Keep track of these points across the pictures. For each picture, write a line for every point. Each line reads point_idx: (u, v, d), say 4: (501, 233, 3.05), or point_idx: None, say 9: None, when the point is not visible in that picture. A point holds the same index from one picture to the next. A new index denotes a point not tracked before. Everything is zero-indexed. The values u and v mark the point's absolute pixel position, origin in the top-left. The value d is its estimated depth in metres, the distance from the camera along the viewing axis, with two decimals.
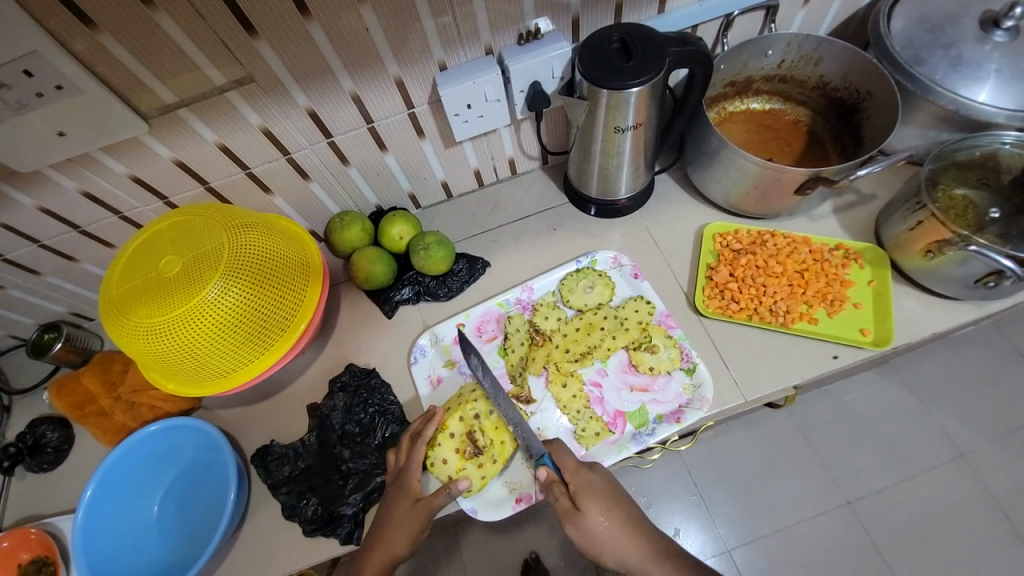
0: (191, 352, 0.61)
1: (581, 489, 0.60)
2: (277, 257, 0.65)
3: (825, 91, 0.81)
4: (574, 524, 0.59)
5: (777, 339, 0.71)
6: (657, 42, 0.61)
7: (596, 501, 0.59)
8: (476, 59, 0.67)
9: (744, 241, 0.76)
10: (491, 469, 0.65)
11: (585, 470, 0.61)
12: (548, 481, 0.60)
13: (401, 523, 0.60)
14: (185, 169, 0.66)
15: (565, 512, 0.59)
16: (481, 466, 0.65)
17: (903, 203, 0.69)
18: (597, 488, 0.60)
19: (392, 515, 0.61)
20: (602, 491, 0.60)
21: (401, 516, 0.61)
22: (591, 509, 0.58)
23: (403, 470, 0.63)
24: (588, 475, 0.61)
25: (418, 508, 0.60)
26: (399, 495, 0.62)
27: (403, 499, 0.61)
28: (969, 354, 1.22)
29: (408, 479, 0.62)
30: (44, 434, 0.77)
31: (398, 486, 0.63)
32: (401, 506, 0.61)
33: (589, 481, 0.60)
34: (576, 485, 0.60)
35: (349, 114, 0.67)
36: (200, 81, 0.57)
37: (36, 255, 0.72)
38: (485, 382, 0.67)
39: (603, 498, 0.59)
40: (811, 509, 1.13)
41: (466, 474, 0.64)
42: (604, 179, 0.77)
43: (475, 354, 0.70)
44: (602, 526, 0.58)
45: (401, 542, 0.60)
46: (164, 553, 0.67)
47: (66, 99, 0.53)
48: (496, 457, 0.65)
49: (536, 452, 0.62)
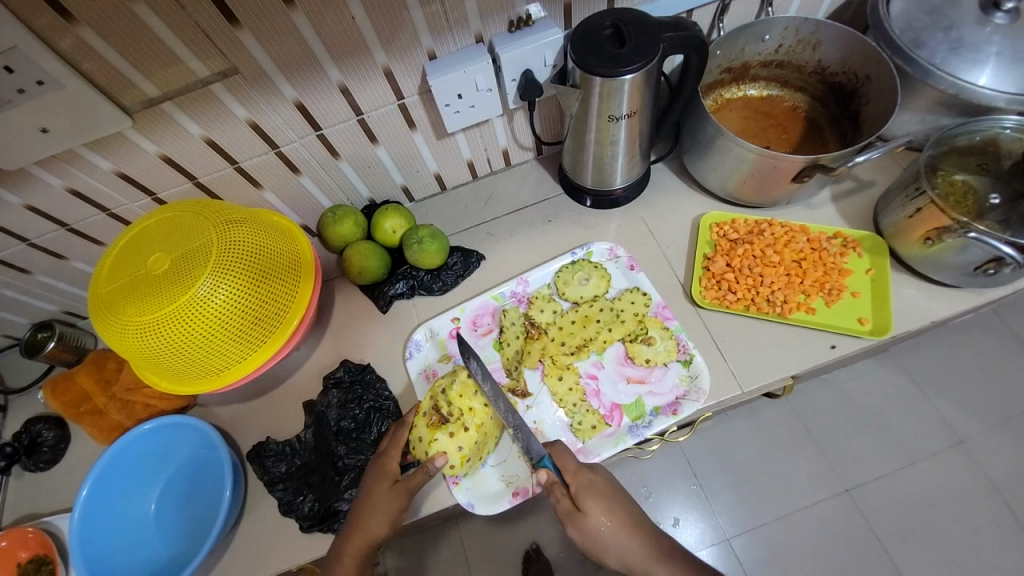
0: (183, 350, 0.60)
1: (582, 490, 0.59)
2: (268, 252, 0.64)
3: (823, 76, 0.80)
4: (576, 526, 0.59)
5: (775, 329, 0.70)
6: (650, 28, 0.59)
7: (596, 501, 0.59)
8: (466, 48, 0.65)
9: (742, 230, 0.75)
10: (465, 437, 0.62)
11: (585, 471, 0.61)
12: (550, 483, 0.59)
13: (379, 505, 0.59)
14: (172, 165, 0.65)
15: (567, 513, 0.59)
16: (453, 434, 0.62)
17: (902, 190, 0.68)
18: (598, 488, 0.60)
19: (369, 497, 0.60)
20: (603, 491, 0.60)
21: (379, 498, 0.60)
22: (593, 510, 0.58)
23: (383, 453, 0.63)
24: (589, 476, 0.60)
25: (396, 488, 0.60)
26: (377, 476, 0.62)
27: (382, 480, 0.61)
28: (967, 341, 1.21)
29: (388, 461, 0.62)
30: (40, 433, 0.77)
31: (376, 468, 0.62)
32: (379, 488, 0.61)
33: (590, 482, 0.60)
34: (577, 485, 0.59)
35: (338, 106, 0.65)
36: (184, 74, 0.56)
37: (25, 255, 0.71)
38: (486, 387, 0.65)
39: (603, 497, 0.59)
40: (810, 497, 1.13)
41: (442, 448, 0.61)
42: (598, 169, 0.76)
43: (474, 358, 0.66)
44: (605, 525, 0.58)
45: (379, 524, 0.59)
46: (162, 551, 0.67)
47: (47, 95, 0.52)
48: (468, 423, 0.63)
49: (537, 455, 0.61)
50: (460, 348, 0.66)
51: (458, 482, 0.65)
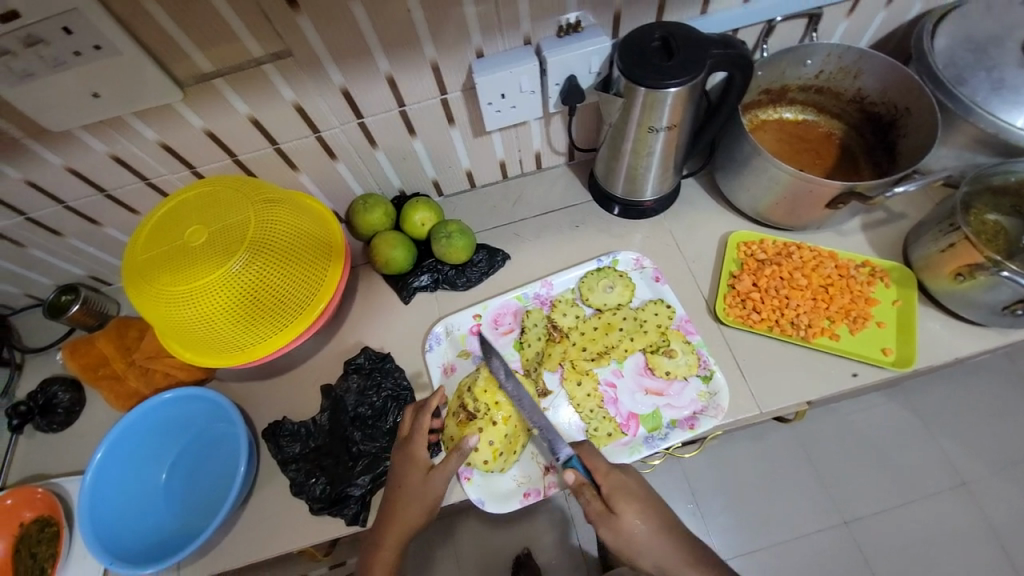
0: (211, 324, 0.61)
1: (615, 492, 0.58)
2: (301, 235, 0.65)
3: (862, 105, 0.80)
4: (608, 526, 0.58)
5: (797, 352, 0.70)
6: (700, 42, 0.59)
7: (631, 502, 0.58)
8: (514, 49, 0.66)
9: (770, 251, 0.75)
10: (494, 431, 0.63)
11: (617, 472, 0.60)
12: (578, 484, 0.59)
13: (417, 494, 0.60)
14: (215, 141, 0.66)
15: (599, 515, 0.58)
16: (482, 430, 0.63)
17: (935, 224, 0.68)
18: (631, 491, 0.59)
19: (405, 487, 0.60)
20: (638, 494, 0.59)
21: (415, 488, 0.60)
22: (626, 512, 0.57)
23: (408, 441, 0.62)
24: (621, 477, 0.59)
25: (432, 477, 0.60)
26: (409, 467, 0.61)
27: (415, 469, 0.60)
28: (978, 382, 1.20)
29: (416, 450, 0.61)
30: (55, 395, 0.78)
31: (405, 457, 0.61)
32: (413, 479, 0.60)
33: (622, 483, 0.59)
34: (610, 487, 0.58)
35: (381, 95, 0.66)
36: (239, 52, 0.56)
37: (60, 216, 0.72)
38: (508, 387, 0.65)
39: (637, 501, 0.58)
40: (808, 526, 1.13)
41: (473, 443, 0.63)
42: (630, 179, 0.76)
43: (497, 356, 0.66)
44: (639, 529, 0.57)
45: (418, 512, 0.60)
46: (170, 520, 0.68)
47: (103, 59, 0.53)
48: (496, 418, 0.64)
49: (564, 455, 0.61)
50: (481, 347, 0.67)
51: (469, 478, 0.66)
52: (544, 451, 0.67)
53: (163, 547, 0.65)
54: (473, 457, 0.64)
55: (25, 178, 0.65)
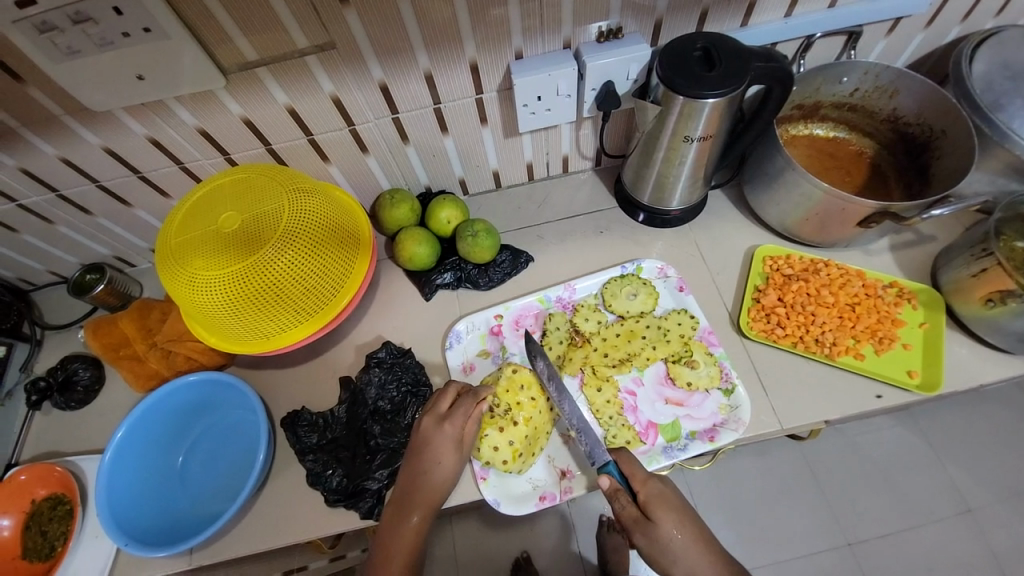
0: (240, 311, 0.61)
1: (651, 500, 0.58)
2: (332, 226, 0.65)
3: (896, 125, 0.80)
4: (645, 534, 0.58)
5: (821, 370, 0.69)
6: (742, 54, 0.59)
7: (667, 511, 0.58)
8: (553, 52, 0.66)
9: (797, 267, 0.75)
10: (515, 432, 0.64)
11: (655, 480, 0.60)
12: (613, 490, 0.59)
13: (451, 471, 0.61)
14: (251, 128, 0.66)
15: (633, 520, 0.59)
16: (504, 430, 0.64)
17: (967, 248, 0.68)
18: (667, 500, 0.58)
19: (441, 466, 0.61)
20: (675, 504, 0.58)
21: (450, 467, 0.61)
22: (664, 520, 0.57)
23: (448, 421, 0.62)
24: (659, 486, 0.59)
25: (463, 455, 0.62)
26: (447, 447, 0.61)
27: (448, 446, 0.61)
28: (989, 410, 1.19)
29: (454, 431, 0.62)
30: (76, 371, 0.78)
31: (444, 438, 0.61)
32: (448, 458, 0.61)
33: (660, 492, 0.59)
34: (646, 495, 0.59)
35: (418, 91, 0.66)
36: (284, 41, 0.57)
37: (92, 195, 0.73)
38: (550, 390, 0.66)
39: (674, 510, 0.58)
40: (808, 545, 1.12)
41: (493, 442, 0.63)
42: (659, 187, 0.76)
43: (541, 359, 0.68)
44: (675, 538, 0.57)
45: (446, 483, 0.61)
46: (186, 504, 0.69)
47: (151, 42, 0.53)
48: (518, 419, 0.64)
49: (600, 460, 0.62)
50: (528, 349, 0.69)
51: (486, 478, 0.66)
52: (561, 455, 0.68)
53: (179, 530, 0.66)
54: (491, 458, 0.64)
55: (62, 156, 0.66)
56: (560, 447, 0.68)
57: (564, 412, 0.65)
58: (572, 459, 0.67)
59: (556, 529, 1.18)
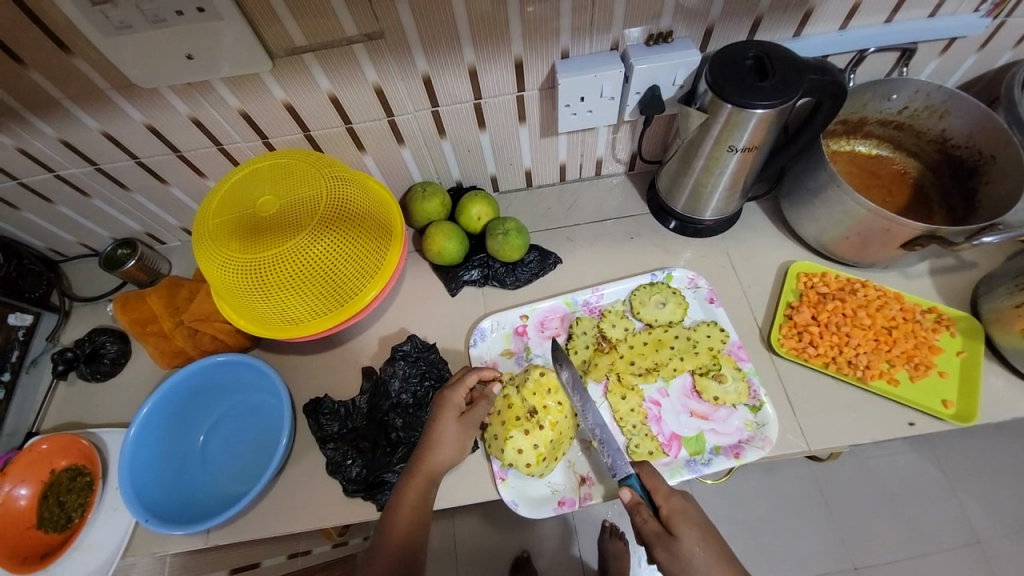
0: (269, 296, 0.61)
1: (674, 515, 0.57)
2: (365, 216, 0.65)
3: (943, 146, 0.77)
4: (666, 550, 0.55)
5: (851, 392, 0.68)
6: (797, 64, 0.57)
7: (690, 528, 0.55)
8: (600, 53, 0.65)
9: (832, 285, 0.73)
10: (541, 435, 0.63)
11: (678, 495, 0.58)
12: (634, 503, 0.58)
13: (451, 432, 0.63)
14: (292, 114, 0.67)
15: (655, 535, 0.56)
16: (529, 433, 0.63)
17: (1010, 279, 0.66)
18: (691, 516, 0.57)
19: (439, 425, 0.63)
20: (698, 521, 0.56)
21: (451, 431, 0.63)
22: (686, 536, 0.55)
23: (450, 388, 0.65)
24: (682, 501, 0.58)
25: (465, 421, 0.63)
26: (448, 410, 0.64)
27: (446, 409, 0.64)
28: (1008, 443, 1.15)
29: (456, 395, 0.64)
30: (103, 345, 0.79)
31: (443, 401, 0.64)
32: (449, 420, 0.63)
33: (682, 507, 0.57)
34: (668, 509, 0.57)
35: (460, 85, 0.66)
36: (334, 28, 0.56)
37: (130, 171, 0.73)
38: (575, 398, 0.65)
39: (698, 527, 0.56)
40: (814, 568, 1.10)
41: (517, 444, 0.62)
42: (695, 196, 0.74)
43: (565, 368, 0.67)
44: (699, 556, 0.54)
45: (445, 444, 0.62)
46: (203, 485, 0.69)
47: (204, 22, 0.53)
48: (544, 424, 0.63)
49: (622, 472, 0.61)
50: (553, 354, 0.69)
51: (505, 479, 0.66)
52: (582, 462, 0.67)
53: (197, 509, 0.67)
54: (514, 459, 0.63)
55: (103, 130, 0.66)
56: (580, 454, 0.67)
57: (587, 421, 0.64)
58: (592, 467, 0.67)
59: (557, 531, 1.17)
